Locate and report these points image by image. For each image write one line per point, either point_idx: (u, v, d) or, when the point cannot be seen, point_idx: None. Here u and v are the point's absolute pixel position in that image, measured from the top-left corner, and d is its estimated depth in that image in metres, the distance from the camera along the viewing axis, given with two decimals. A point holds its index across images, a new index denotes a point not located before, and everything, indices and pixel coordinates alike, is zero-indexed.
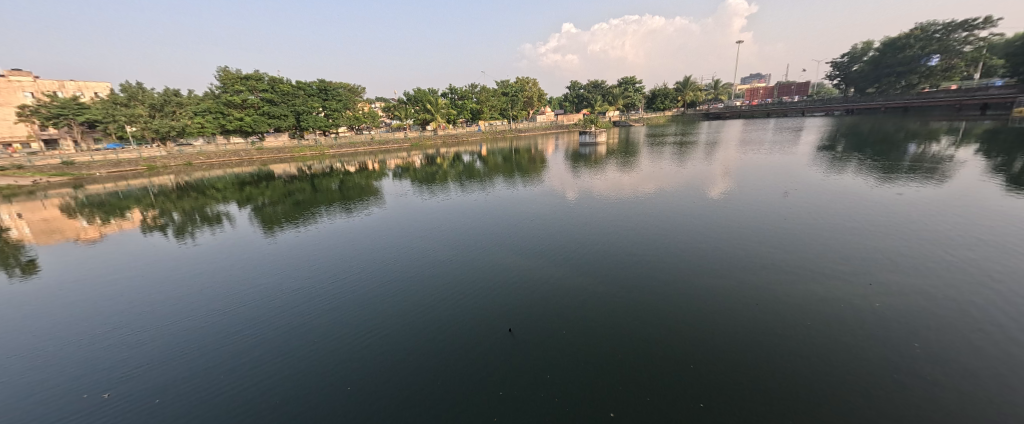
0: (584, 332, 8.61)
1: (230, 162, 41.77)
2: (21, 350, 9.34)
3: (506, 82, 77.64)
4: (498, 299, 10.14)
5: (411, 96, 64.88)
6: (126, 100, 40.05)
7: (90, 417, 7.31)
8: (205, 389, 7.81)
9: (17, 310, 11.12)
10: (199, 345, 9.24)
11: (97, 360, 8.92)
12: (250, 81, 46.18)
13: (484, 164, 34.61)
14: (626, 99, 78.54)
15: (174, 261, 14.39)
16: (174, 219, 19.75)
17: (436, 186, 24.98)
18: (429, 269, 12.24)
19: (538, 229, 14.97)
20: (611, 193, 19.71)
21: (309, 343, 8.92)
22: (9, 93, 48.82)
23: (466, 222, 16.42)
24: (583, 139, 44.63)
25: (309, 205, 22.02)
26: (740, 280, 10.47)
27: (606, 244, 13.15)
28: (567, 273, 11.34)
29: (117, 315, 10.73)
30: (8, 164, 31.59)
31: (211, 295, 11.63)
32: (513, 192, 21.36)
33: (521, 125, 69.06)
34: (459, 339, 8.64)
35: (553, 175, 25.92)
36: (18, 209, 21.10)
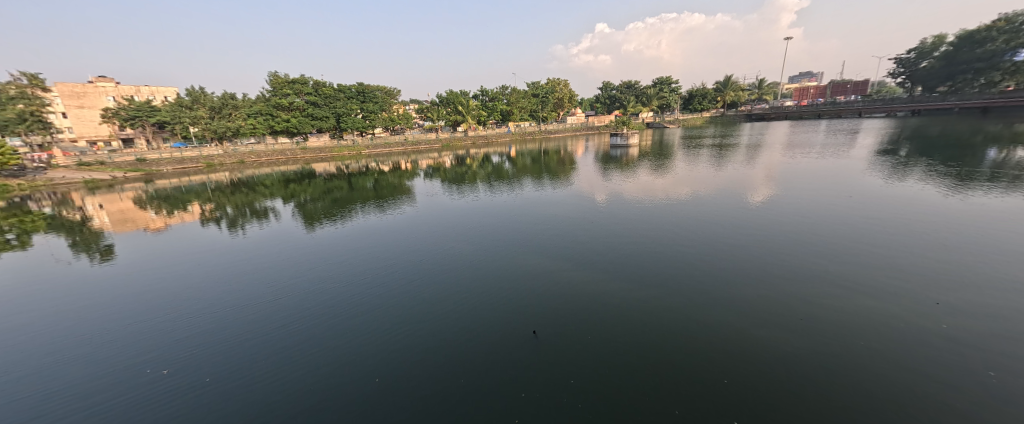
0: (606, 340, 8.90)
1: (277, 161, 44.25)
2: (99, 327, 10.61)
3: (538, 83, 77.96)
4: (525, 301, 10.58)
5: (444, 98, 66.46)
6: (189, 103, 45.57)
7: (153, 390, 8.27)
8: (252, 372, 8.66)
9: (97, 290, 12.63)
10: (248, 331, 10.16)
11: (161, 340, 10.01)
12: (297, 84, 48.73)
13: (514, 165, 35.31)
14: (661, 100, 77.15)
15: (229, 252, 15.71)
16: (226, 213, 21.41)
17: (465, 187, 25.70)
18: (459, 269, 12.80)
19: (565, 232, 15.29)
20: (641, 196, 19.74)
21: (348, 336, 9.64)
22: (95, 97, 54.40)
23: (498, 223, 16.91)
24: (615, 142, 44.43)
25: (345, 203, 23.12)
26: (766, 292, 10.44)
27: (632, 250, 13.31)
28: (593, 277, 11.64)
29: (179, 300, 11.93)
30: (93, 161, 35.38)
31: (260, 284, 12.68)
32: (541, 194, 21.76)
33: (553, 126, 69.30)
34: (486, 339, 9.13)
35: (582, 177, 26.07)
36: (100, 200, 23.50)
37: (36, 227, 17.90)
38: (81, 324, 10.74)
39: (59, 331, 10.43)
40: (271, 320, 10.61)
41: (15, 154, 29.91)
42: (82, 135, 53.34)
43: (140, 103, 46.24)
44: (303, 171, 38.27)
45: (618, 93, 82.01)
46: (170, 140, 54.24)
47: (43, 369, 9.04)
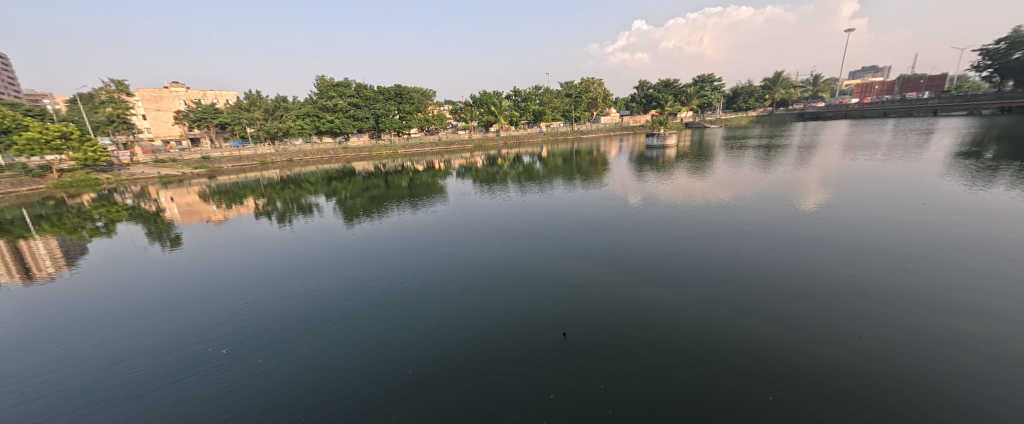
0: (636, 347, 9.02)
1: (321, 159, 46.69)
2: (173, 309, 11.85)
3: (572, 83, 77.65)
4: (557, 304, 10.90)
5: (477, 98, 67.83)
6: (248, 105, 50.27)
7: (219, 369, 9.17)
8: (300, 358, 9.38)
9: (167, 276, 14.04)
10: (300, 320, 11.03)
11: (225, 323, 11.08)
12: (340, 87, 51.75)
13: (545, 166, 35.48)
14: (700, 99, 74.98)
15: (283, 244, 17.03)
16: (277, 207, 23.10)
17: (496, 186, 26.39)
18: (495, 268, 13.32)
19: (595, 234, 15.56)
20: (676, 199, 19.70)
21: (391, 328, 10.30)
22: (169, 100, 60.16)
23: (533, 223, 17.37)
24: (651, 142, 43.91)
25: (382, 200, 24.33)
26: (803, 306, 10.22)
27: (662, 255, 13.37)
28: (627, 282, 11.82)
29: (240, 287, 13.09)
30: (166, 158, 38.88)
31: (312, 276, 13.68)
32: (573, 195, 22.09)
33: (586, 126, 69.17)
34: (519, 340, 9.50)
35: (613, 178, 26.24)
36: (172, 194, 25.93)
37: (119, 216, 20.10)
38: (155, 306, 12.01)
39: (141, 310, 11.74)
40: (318, 311, 11.42)
41: (102, 150, 33.38)
42: (158, 135, 59.79)
43: (207, 107, 51.32)
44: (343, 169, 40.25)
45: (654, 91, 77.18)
46: (229, 139, 58.76)
47: (125, 344, 10.24)
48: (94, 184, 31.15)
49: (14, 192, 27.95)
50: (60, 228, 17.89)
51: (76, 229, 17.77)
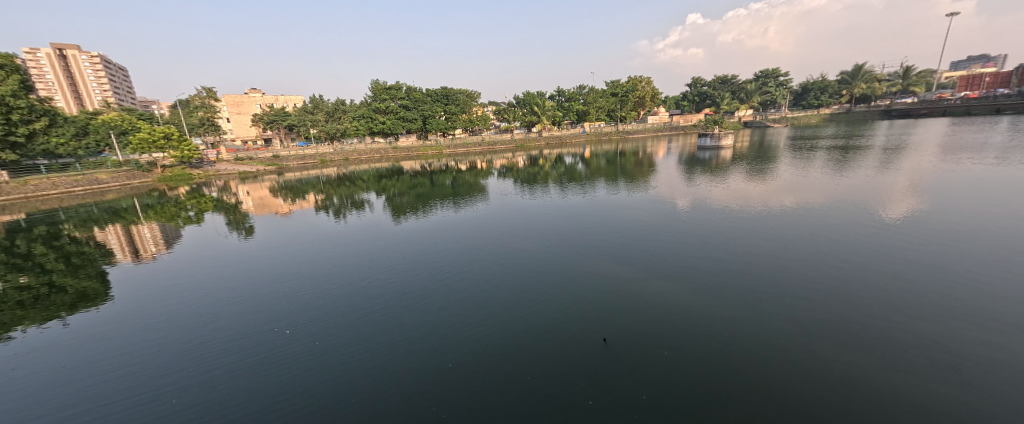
0: (680, 358, 8.73)
1: (373, 158, 49.34)
2: (240, 288, 12.67)
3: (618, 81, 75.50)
4: (598, 310, 10.77)
5: (521, 98, 68.69)
6: (312, 109, 55.97)
7: (278, 345, 9.53)
8: (351, 336, 9.82)
9: (240, 259, 15.31)
10: (354, 304, 11.40)
11: (285, 303, 11.63)
12: (393, 90, 53.88)
13: (586, 167, 35.10)
14: (763, 95, 71.18)
15: (341, 237, 18.31)
16: (334, 202, 24.93)
17: (536, 187, 26.96)
18: (539, 271, 13.46)
19: (641, 241, 15.44)
20: (727, 204, 19.29)
21: (440, 319, 10.51)
22: (249, 105, 65.77)
23: (577, 225, 17.56)
24: (703, 143, 42.47)
25: (427, 198, 25.50)
26: (871, 325, 9.44)
27: (714, 266, 12.96)
28: (673, 292, 11.49)
29: (300, 273, 13.83)
30: (244, 156, 43.05)
31: (366, 265, 14.24)
32: (616, 197, 22.22)
33: (631, 126, 68.01)
34: (558, 343, 9.44)
35: (658, 180, 26.04)
36: (247, 188, 28.82)
37: (206, 207, 22.63)
38: (227, 284, 13.02)
39: (213, 288, 12.68)
40: (368, 295, 12.00)
41: (197, 150, 37.16)
42: (239, 135, 66.51)
43: (279, 111, 57.26)
44: (392, 168, 42.26)
45: (708, 89, 76.33)
46: (295, 139, 63.60)
47: (196, 315, 10.97)
48: (187, 179, 34.82)
49: (126, 183, 32.07)
50: (161, 216, 20.49)
51: (173, 218, 20.25)
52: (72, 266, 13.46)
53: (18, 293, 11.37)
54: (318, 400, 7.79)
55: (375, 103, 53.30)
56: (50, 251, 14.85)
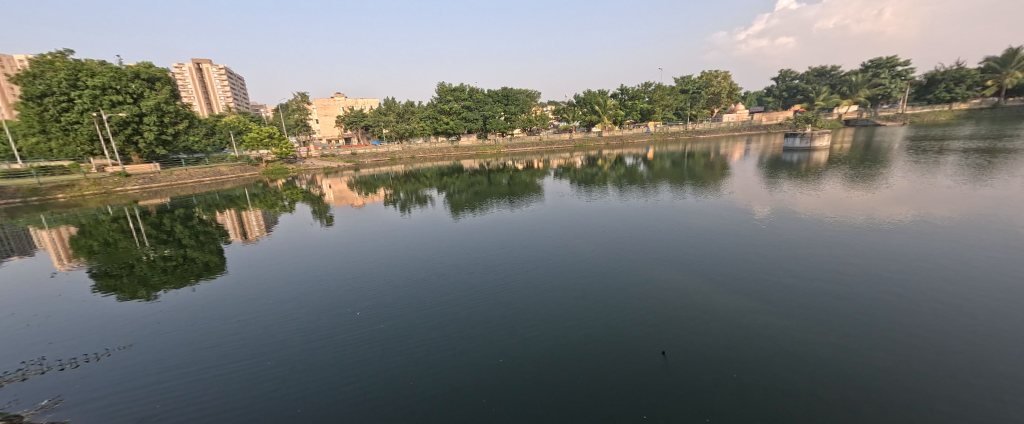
0: (728, 360, 8.15)
1: (436, 156, 51.93)
2: (316, 272, 13.76)
3: (691, 76, 76.25)
4: (657, 317, 9.83)
5: (581, 98, 68.06)
6: (386, 110, 60.23)
7: (346, 324, 10.10)
8: (410, 321, 10.08)
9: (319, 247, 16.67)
10: (417, 293, 11.75)
11: (355, 288, 12.34)
12: (457, 92, 56.75)
13: (648, 168, 34.95)
14: (874, 88, 61.24)
15: (407, 229, 19.56)
16: (401, 197, 27.11)
17: (594, 188, 27.16)
18: (597, 271, 12.98)
19: (702, 244, 14.72)
20: (812, 211, 17.62)
21: (496, 312, 10.36)
22: (334, 107, 73.35)
23: (638, 229, 17.26)
24: (791, 143, 38.96)
25: (484, 196, 26.85)
26: (967, 349, 8.12)
27: (781, 271, 11.97)
28: (745, 303, 10.35)
29: (371, 262, 14.70)
30: (326, 153, 47.63)
31: (432, 258, 14.83)
32: (678, 202, 21.80)
33: (702, 125, 64.72)
34: (609, 348, 8.70)
35: (735, 185, 24.50)
36: (328, 182, 31.70)
37: (296, 197, 25.63)
38: (306, 268, 14.15)
39: (295, 271, 13.86)
40: (428, 285, 12.37)
41: (294, 148, 42.26)
42: (325, 135, 74.56)
43: (357, 113, 62.71)
44: (451, 165, 45.27)
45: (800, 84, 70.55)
46: (370, 138, 68.74)
47: (277, 294, 11.99)
48: (284, 172, 39.31)
49: (238, 175, 36.88)
50: (263, 204, 23.56)
51: (272, 205, 23.25)
52: (200, 242, 16.13)
53: (162, 261, 13.97)
54: (376, 375, 8.07)
55: (439, 106, 56.76)
56: (185, 228, 17.96)
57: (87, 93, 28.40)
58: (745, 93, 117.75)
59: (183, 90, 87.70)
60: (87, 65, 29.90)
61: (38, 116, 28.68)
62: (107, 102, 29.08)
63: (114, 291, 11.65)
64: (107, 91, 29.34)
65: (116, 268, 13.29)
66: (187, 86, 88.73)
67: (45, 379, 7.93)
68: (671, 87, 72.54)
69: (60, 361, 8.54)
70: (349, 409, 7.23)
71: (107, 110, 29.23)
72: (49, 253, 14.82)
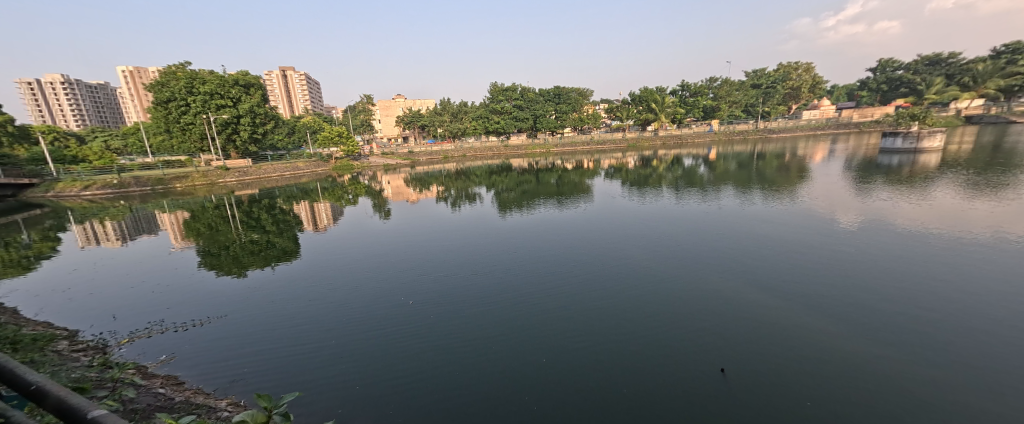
0: (791, 377, 7.74)
1: (486, 155, 53.29)
2: (376, 261, 15.04)
3: (766, 70, 72.60)
4: (706, 328, 9.58)
5: (636, 95, 66.21)
6: (441, 110, 62.75)
7: (400, 311, 11.10)
8: (458, 313, 10.86)
9: (381, 239, 18.02)
10: (466, 287, 12.58)
11: (410, 278, 13.43)
12: (509, 92, 58.65)
13: (707, 169, 33.85)
14: (1008, 79, 51.55)
15: (459, 225, 20.56)
16: (452, 194, 28.24)
17: (646, 190, 26.92)
18: (644, 273, 13.00)
19: (769, 252, 13.98)
20: (910, 224, 15.85)
21: (538, 309, 10.88)
22: (394, 108, 78.89)
23: (686, 232, 17.05)
24: (891, 143, 35.37)
25: (532, 196, 27.18)
26: None
27: (863, 288, 11.03)
28: (798, 314, 9.94)
29: (426, 255, 15.77)
30: (385, 152, 50.49)
31: (481, 254, 15.69)
32: (740, 206, 20.93)
33: (775, 123, 60.73)
34: (651, 355, 8.65)
35: (815, 191, 22.68)
36: (387, 179, 33.62)
37: (360, 191, 27.80)
38: (367, 257, 15.51)
39: (357, 259, 15.20)
40: (476, 279, 13.16)
41: (359, 145, 45.31)
42: (386, 134, 80.21)
43: (414, 113, 65.78)
44: (502, 165, 45.49)
45: (906, 74, 61.99)
46: (425, 137, 71.91)
47: (341, 279, 13.29)
48: (351, 169, 42.23)
49: (312, 170, 40.22)
50: (331, 196, 25.83)
51: (339, 198, 25.45)
52: (280, 230, 18.01)
53: (249, 243, 15.98)
54: (425, 356, 8.93)
55: (492, 107, 58.78)
56: (268, 217, 20.11)
57: (200, 98, 32.90)
58: (833, 87, 106.41)
59: (268, 94, 96.85)
60: (201, 74, 34.64)
61: (164, 117, 33.89)
62: (214, 105, 33.23)
63: (215, 269, 13.45)
64: (215, 96, 33.70)
65: (215, 248, 15.35)
66: (275, 92, 99.09)
67: (164, 338, 9.46)
68: (734, 85, 69.07)
69: (176, 323, 10.14)
70: (407, 392, 7.73)
71: (214, 112, 33.41)
72: (168, 232, 17.54)
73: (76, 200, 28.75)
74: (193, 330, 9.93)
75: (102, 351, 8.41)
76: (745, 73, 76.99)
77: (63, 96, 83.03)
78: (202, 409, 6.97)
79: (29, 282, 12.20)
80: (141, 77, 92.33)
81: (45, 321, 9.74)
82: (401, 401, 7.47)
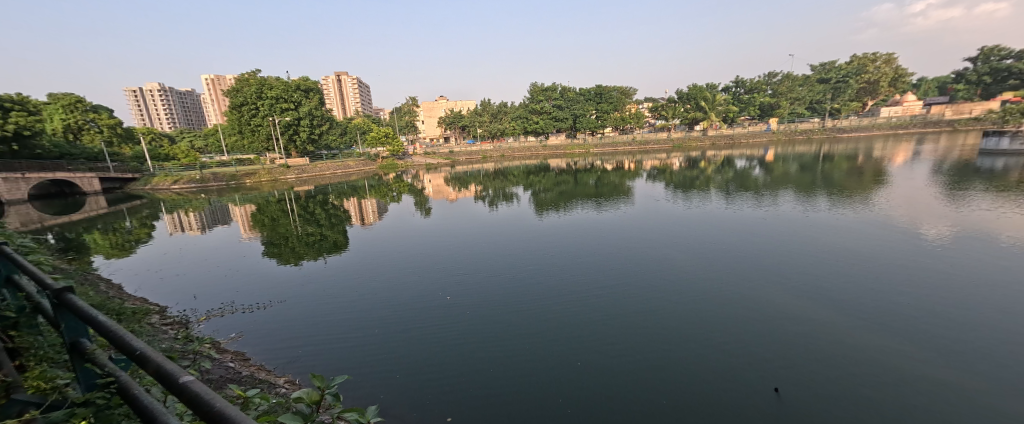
0: (839, 375, 7.36)
1: (524, 155, 53.63)
2: (419, 258, 15.62)
3: (837, 65, 67.29)
4: (751, 337, 8.73)
5: (683, 93, 64.47)
6: (481, 111, 63.94)
7: (436, 306, 11.45)
8: (492, 308, 10.98)
9: (423, 236, 18.66)
10: (502, 283, 12.75)
11: (449, 275, 13.78)
12: (549, 92, 59.07)
13: (763, 172, 32.35)
14: None
15: (500, 225, 20.88)
16: (490, 194, 28.82)
17: (692, 193, 26.25)
18: (686, 273, 12.56)
19: (829, 255, 13.18)
20: (1012, 237, 14.07)
21: (572, 305, 10.79)
22: (437, 109, 81.58)
23: (734, 235, 16.33)
24: (994, 143, 31.98)
25: (569, 196, 27.40)
26: None
27: (931, 294, 10.17)
28: (856, 322, 9.10)
29: (467, 254, 16.12)
30: (427, 152, 52.04)
31: (520, 254, 15.88)
32: (799, 211, 19.72)
33: (846, 121, 56.53)
34: (687, 364, 7.91)
35: (894, 198, 20.87)
36: (429, 178, 34.64)
37: (403, 190, 28.93)
38: (412, 254, 16.15)
39: (402, 256, 15.84)
40: (514, 276, 13.31)
41: (404, 145, 46.90)
42: (429, 135, 83.27)
43: (457, 113, 67.21)
44: (539, 165, 45.77)
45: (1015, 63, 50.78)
46: (465, 137, 73.53)
47: (386, 274, 13.93)
48: (395, 168, 43.82)
49: (361, 169, 42.20)
50: (377, 194, 27.11)
51: (384, 196, 26.71)
52: (331, 224, 19.29)
53: (305, 236, 17.23)
54: (457, 346, 9.12)
55: (531, 107, 58.90)
56: (321, 212, 21.51)
57: (267, 102, 35.86)
58: (921, 80, 94.62)
59: (326, 97, 103.49)
60: (270, 81, 37.48)
61: (237, 119, 37.23)
62: (280, 107, 36.31)
63: (277, 258, 14.68)
64: (280, 100, 36.75)
65: (277, 239, 16.69)
66: (331, 94, 106.20)
67: (234, 318, 10.52)
68: (793, 83, 65.29)
69: (243, 306, 11.21)
70: (445, 374, 8.11)
71: (280, 114, 36.43)
72: (237, 223, 19.30)
73: (167, 192, 31.83)
74: (254, 313, 10.88)
75: (185, 325, 9.56)
76: (814, 67, 71.94)
77: (160, 101, 94.04)
78: (264, 384, 7.76)
79: (129, 262, 13.97)
80: (220, 83, 102.02)
81: (141, 296, 11.17)
82: (438, 382, 7.83)
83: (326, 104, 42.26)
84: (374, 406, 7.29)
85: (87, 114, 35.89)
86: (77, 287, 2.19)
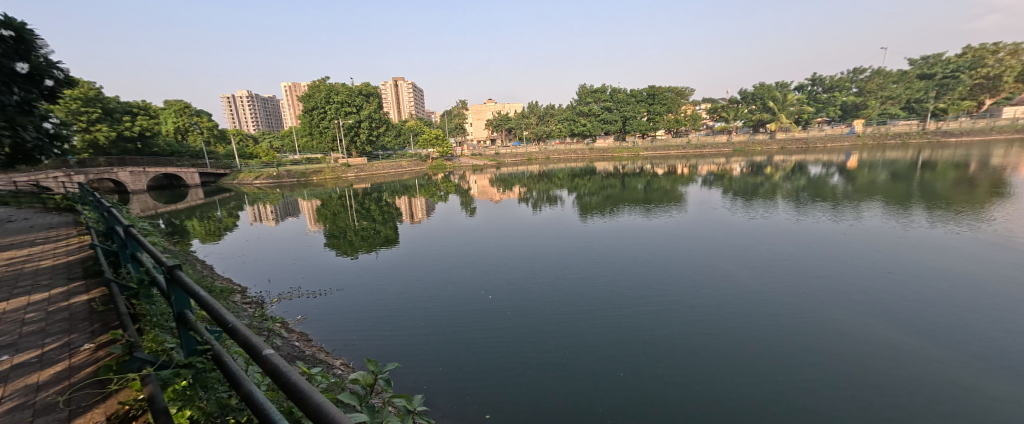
0: (880, 410, 7.16)
1: (569, 157, 53.67)
2: (466, 257, 16.20)
3: (951, 59, 58.91)
4: (793, 362, 8.57)
5: (749, 94, 62.46)
6: (528, 114, 65.06)
7: (480, 305, 11.95)
8: (533, 311, 11.37)
9: (472, 236, 19.33)
10: (546, 287, 13.08)
11: (493, 276, 14.24)
12: (597, 93, 58.47)
13: (842, 181, 30.03)
14: None
15: (552, 228, 21.08)
16: (533, 196, 29.24)
17: (756, 202, 25.08)
18: (733, 289, 12.28)
19: (897, 280, 12.31)
20: None
21: (613, 314, 10.94)
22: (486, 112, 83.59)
23: (791, 251, 15.60)
24: None
25: (616, 201, 27.14)
26: None
27: (1010, 331, 9.32)
28: (912, 354, 8.64)
29: (512, 255, 16.57)
30: (488, 152, 53.68)
31: (565, 257, 16.11)
32: (879, 227, 18.23)
33: (955, 123, 50.83)
34: (719, 383, 8.03)
35: (1018, 218, 18.37)
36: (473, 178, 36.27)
37: (449, 190, 30.03)
38: (461, 252, 16.81)
39: (453, 255, 16.51)
40: (558, 280, 13.60)
41: (452, 146, 48.40)
42: (478, 136, 85.74)
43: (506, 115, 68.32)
44: (585, 168, 45.71)
45: None
46: (513, 140, 74.70)
47: (435, 272, 14.62)
48: (443, 168, 45.44)
49: (412, 168, 44.04)
50: (426, 193, 28.43)
51: (432, 194, 27.98)
52: (384, 220, 20.54)
53: (360, 230, 18.46)
54: (497, 347, 9.60)
55: (582, 108, 58.94)
56: (377, 208, 22.87)
57: (333, 106, 38.66)
58: None
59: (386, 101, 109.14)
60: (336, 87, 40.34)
61: (308, 121, 40.36)
62: (342, 111, 39.08)
63: (336, 249, 15.92)
64: (345, 104, 39.47)
65: (338, 232, 18.04)
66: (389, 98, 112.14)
67: (302, 302, 11.66)
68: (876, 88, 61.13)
69: (309, 291, 12.36)
70: (482, 372, 8.60)
71: (343, 117, 39.04)
72: (304, 216, 20.98)
73: (250, 186, 35.26)
74: (317, 300, 11.91)
75: (261, 305, 10.74)
76: (919, 61, 63.91)
77: (248, 106, 104.14)
78: (323, 364, 8.56)
79: (218, 247, 15.75)
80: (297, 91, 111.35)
81: (227, 277, 12.68)
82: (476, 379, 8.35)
83: (383, 108, 44.86)
84: (419, 395, 7.93)
85: (193, 118, 40.82)
86: (184, 266, 2.68)
